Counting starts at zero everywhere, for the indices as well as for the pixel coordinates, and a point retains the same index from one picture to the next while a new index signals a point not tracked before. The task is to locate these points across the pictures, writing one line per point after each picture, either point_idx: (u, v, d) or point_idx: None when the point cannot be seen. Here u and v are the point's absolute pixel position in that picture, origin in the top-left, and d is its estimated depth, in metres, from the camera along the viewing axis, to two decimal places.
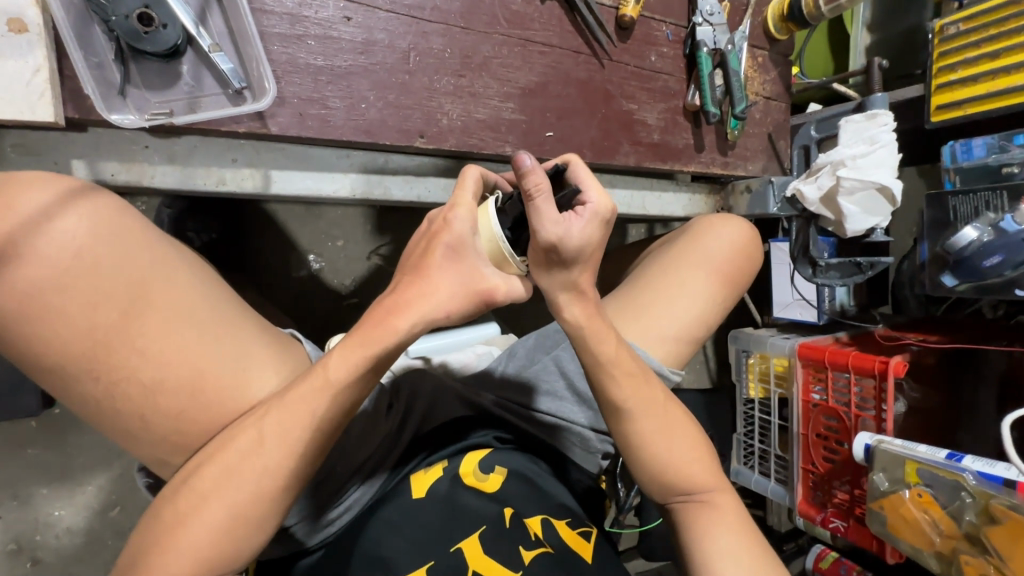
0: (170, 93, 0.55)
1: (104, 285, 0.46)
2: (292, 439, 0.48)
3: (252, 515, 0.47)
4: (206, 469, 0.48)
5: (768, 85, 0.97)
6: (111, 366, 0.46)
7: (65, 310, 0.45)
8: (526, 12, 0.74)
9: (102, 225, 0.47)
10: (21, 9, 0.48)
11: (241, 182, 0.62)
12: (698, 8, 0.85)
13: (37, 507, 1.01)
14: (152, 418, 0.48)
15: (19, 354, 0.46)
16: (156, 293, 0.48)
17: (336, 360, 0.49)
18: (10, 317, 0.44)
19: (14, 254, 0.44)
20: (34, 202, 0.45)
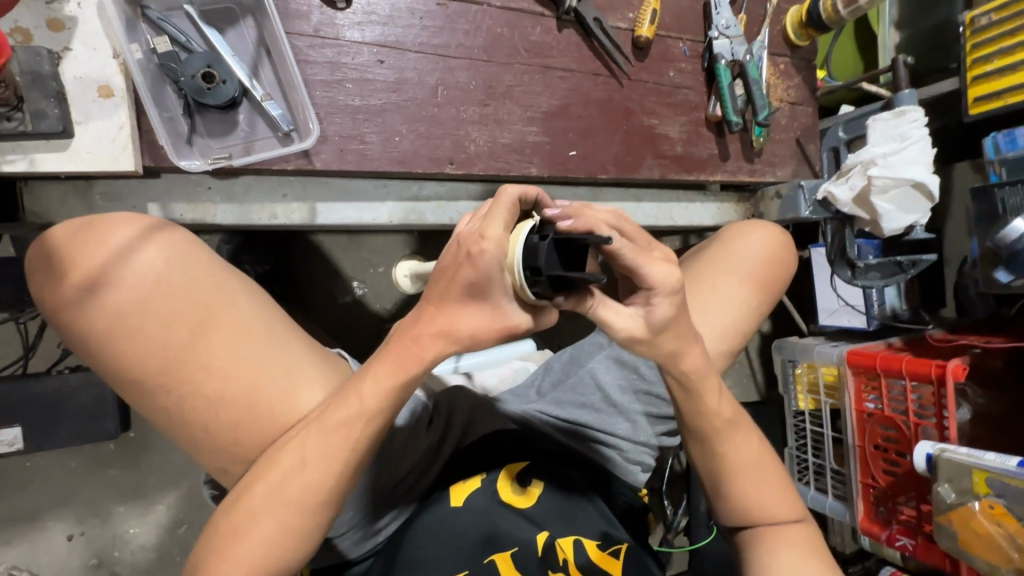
0: (229, 140, 0.62)
1: (174, 308, 0.52)
2: (335, 457, 0.51)
3: (300, 529, 0.51)
4: (256, 486, 0.51)
5: (792, 91, 0.98)
6: (183, 382, 0.52)
7: (143, 330, 0.51)
8: (545, 42, 0.79)
9: (175, 257, 0.54)
10: (107, 77, 0.55)
11: (290, 216, 0.68)
12: (714, 22, 0.87)
13: (115, 524, 1.10)
14: (215, 430, 0.54)
15: (108, 371, 0.52)
16: (220, 315, 0.54)
17: (371, 387, 0.51)
18: (102, 338, 0.51)
19: (107, 282, 0.51)
20: (121, 240, 0.53)
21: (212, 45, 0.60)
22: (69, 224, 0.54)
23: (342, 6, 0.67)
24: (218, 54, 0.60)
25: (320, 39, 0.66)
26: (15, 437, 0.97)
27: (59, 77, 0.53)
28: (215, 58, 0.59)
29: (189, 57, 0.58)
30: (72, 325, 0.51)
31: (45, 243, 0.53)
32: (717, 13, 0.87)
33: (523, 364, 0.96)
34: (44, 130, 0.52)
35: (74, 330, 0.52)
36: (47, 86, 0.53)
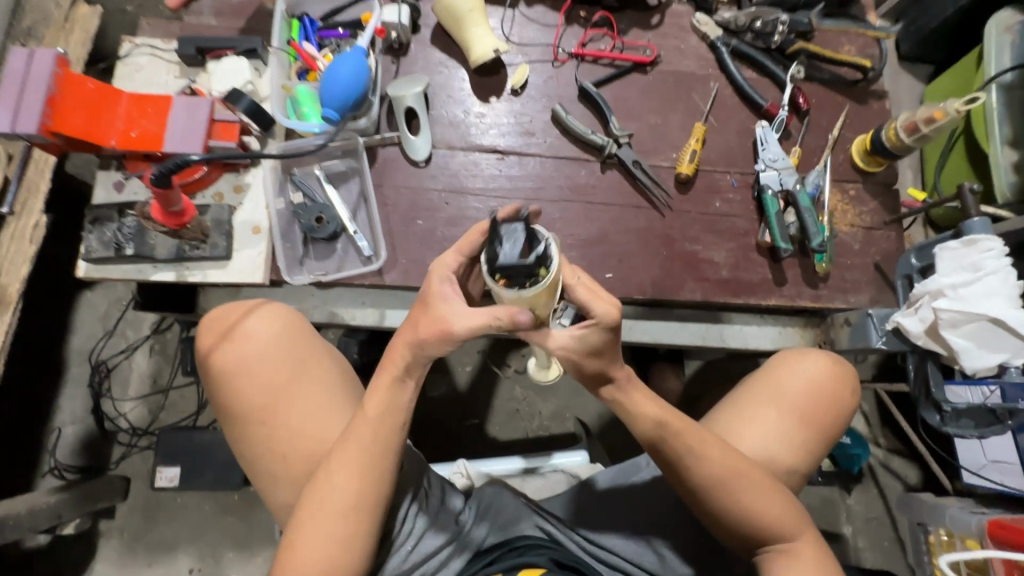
0: (328, 261, 0.84)
1: (274, 363, 0.76)
2: (363, 470, 0.69)
3: (338, 533, 0.68)
4: (314, 491, 0.70)
5: (866, 216, 0.94)
6: (273, 417, 0.75)
7: (253, 376, 0.76)
8: (588, 182, 0.92)
9: (277, 325, 0.78)
10: (259, 221, 0.82)
11: (366, 318, 0.87)
12: (760, 156, 0.92)
13: (225, 567, 1.31)
14: (288, 457, 0.74)
15: (225, 407, 0.76)
16: (303, 369, 0.77)
17: (374, 400, 0.69)
18: (226, 382, 0.76)
19: (235, 344, 0.77)
20: (251, 319, 0.78)
21: (328, 198, 0.85)
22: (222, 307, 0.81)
23: (422, 164, 0.89)
24: (330, 204, 0.84)
25: (403, 188, 0.88)
26: (174, 476, 1.29)
27: (231, 221, 0.81)
28: (326, 207, 0.83)
29: (311, 206, 0.83)
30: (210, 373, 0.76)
31: (209, 322, 0.80)
32: (763, 149, 0.92)
33: (567, 477, 0.99)
34: (215, 255, 0.79)
35: (212, 377, 0.77)
36: (223, 228, 0.80)
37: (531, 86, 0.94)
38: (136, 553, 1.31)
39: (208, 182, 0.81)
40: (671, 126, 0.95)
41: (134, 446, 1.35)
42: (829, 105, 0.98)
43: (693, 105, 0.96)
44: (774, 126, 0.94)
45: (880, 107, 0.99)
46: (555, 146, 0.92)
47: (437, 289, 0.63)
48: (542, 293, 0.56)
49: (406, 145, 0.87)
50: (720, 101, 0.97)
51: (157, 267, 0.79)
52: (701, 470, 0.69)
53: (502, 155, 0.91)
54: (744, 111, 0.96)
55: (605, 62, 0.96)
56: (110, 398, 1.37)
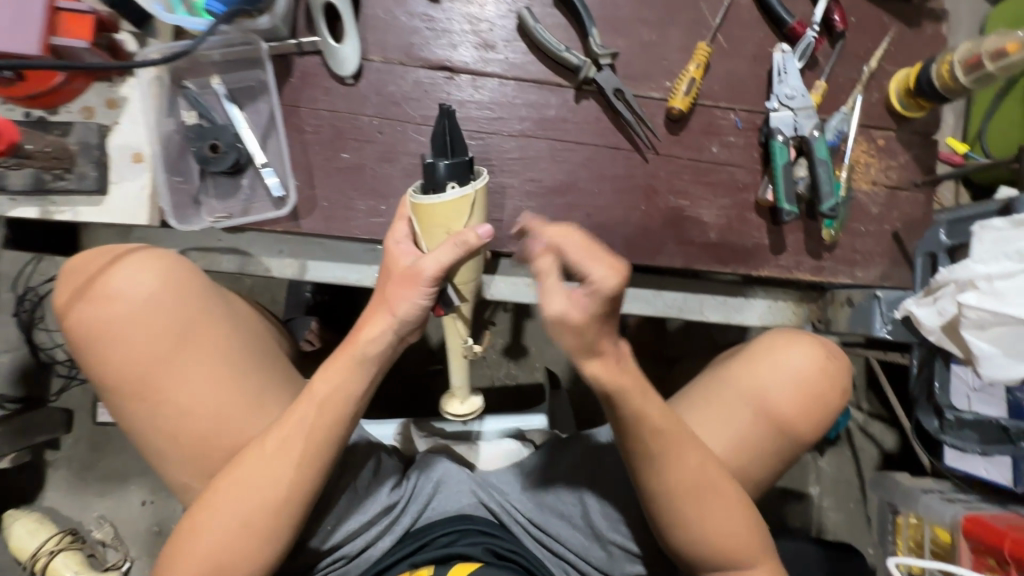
0: (232, 200, 0.69)
1: (158, 326, 0.56)
2: (293, 463, 0.56)
3: (258, 527, 0.55)
4: (221, 486, 0.56)
5: (893, 173, 0.78)
6: (156, 391, 0.57)
7: (126, 340, 0.56)
8: (558, 114, 0.74)
9: (159, 272, 0.57)
10: (141, 146, 0.66)
11: (283, 270, 0.73)
12: (774, 91, 0.74)
13: (178, 501, 1.30)
14: (183, 439, 0.58)
15: (93, 376, 0.57)
16: (199, 333, 0.58)
17: (324, 381, 0.56)
18: (93, 348, 0.56)
19: (103, 297, 0.56)
20: (121, 270, 0.57)
21: (229, 120, 0.68)
22: (86, 249, 0.59)
23: (351, 81, 0.71)
24: (230, 128, 0.68)
25: (325, 112, 0.70)
26: None
27: (103, 145, 0.65)
28: (224, 131, 0.67)
29: (204, 130, 0.66)
30: (71, 334, 0.56)
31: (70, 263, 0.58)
32: (780, 81, 0.74)
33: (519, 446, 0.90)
34: (83, 189, 0.64)
35: (74, 338, 0.57)
36: (92, 154, 0.65)
37: None
38: (86, 484, 1.29)
39: (71, 93, 0.64)
40: (668, 44, 0.75)
41: (74, 378, 1.27)
42: (870, 27, 0.77)
43: (699, 18, 0.76)
44: (797, 52, 0.74)
45: (934, 32, 0.79)
46: (520, 65, 0.74)
47: (392, 251, 0.57)
48: (429, 209, 0.54)
49: (330, 55, 0.69)
50: (734, 14, 0.76)
51: (16, 200, 0.64)
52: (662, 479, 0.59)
53: (452, 74, 0.73)
54: (763, 29, 0.76)
55: None
56: (45, 326, 1.27)
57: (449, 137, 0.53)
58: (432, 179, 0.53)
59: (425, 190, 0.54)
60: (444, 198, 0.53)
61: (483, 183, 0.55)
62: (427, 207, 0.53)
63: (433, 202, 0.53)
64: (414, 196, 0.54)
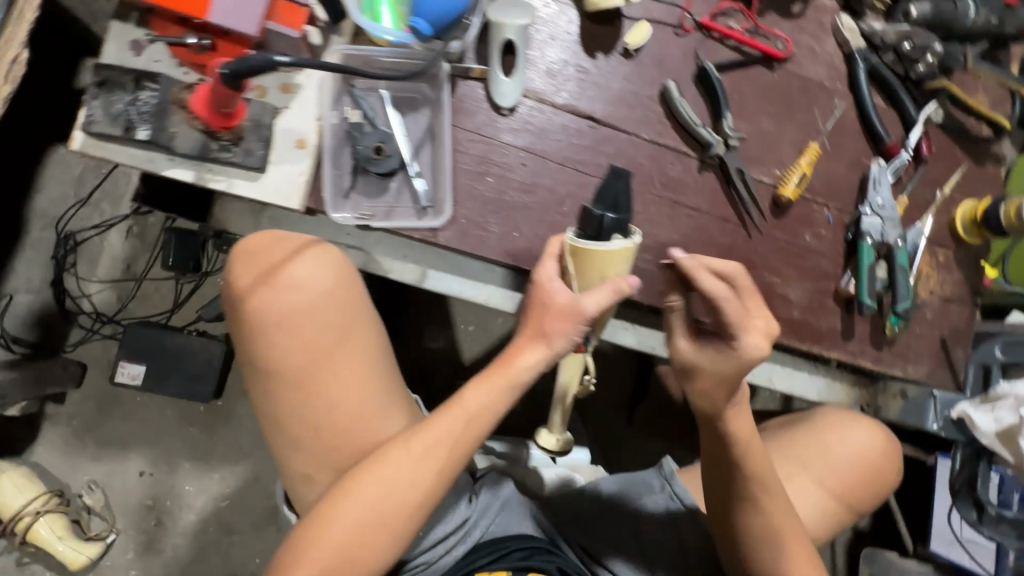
0: (378, 200, 0.72)
1: (327, 322, 0.62)
2: (432, 467, 0.59)
3: (389, 523, 0.57)
4: (359, 481, 0.57)
5: (947, 286, 0.88)
6: (312, 379, 0.61)
7: (297, 329, 0.61)
8: (681, 179, 0.81)
9: (334, 270, 0.63)
10: (307, 134, 0.68)
11: (404, 274, 0.75)
12: (868, 198, 0.83)
13: (178, 477, 1.25)
14: (323, 428, 0.62)
15: (253, 358, 0.62)
16: (357, 332, 0.64)
17: (472, 394, 0.61)
18: (262, 331, 0.61)
19: (282, 285, 0.61)
20: (297, 263, 0.62)
21: (391, 127, 0.71)
22: (260, 234, 0.63)
23: (505, 112, 0.75)
24: (392, 134, 0.71)
25: (477, 136, 0.74)
26: (138, 374, 1.19)
27: (272, 126, 0.67)
28: (389, 136, 0.70)
29: (370, 131, 0.69)
30: (245, 315, 0.61)
31: (249, 248, 0.63)
32: (875, 190, 0.83)
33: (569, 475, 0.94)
34: (247, 164, 0.65)
35: (246, 320, 0.61)
36: (262, 132, 0.66)
37: (647, 50, 0.80)
38: (83, 445, 1.23)
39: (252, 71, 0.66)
40: (783, 137, 0.84)
41: (95, 332, 1.22)
42: (947, 157, 0.89)
43: (811, 121, 0.85)
44: (891, 168, 0.84)
45: (995, 172, 0.91)
46: (655, 129, 0.80)
47: (544, 286, 0.60)
48: (589, 254, 0.58)
49: (494, 86, 0.74)
50: (840, 123, 0.86)
51: (173, 161, 0.65)
52: (742, 520, 0.69)
53: (595, 125, 0.79)
54: (862, 141, 0.86)
55: (732, 44, 0.83)
56: (75, 274, 1.22)
57: (617, 188, 0.56)
58: (596, 229, 0.57)
59: (585, 235, 0.58)
60: (611, 247, 0.57)
61: (637, 237, 0.59)
62: (589, 254, 0.58)
63: (600, 249, 0.57)
64: (577, 240, 0.58)
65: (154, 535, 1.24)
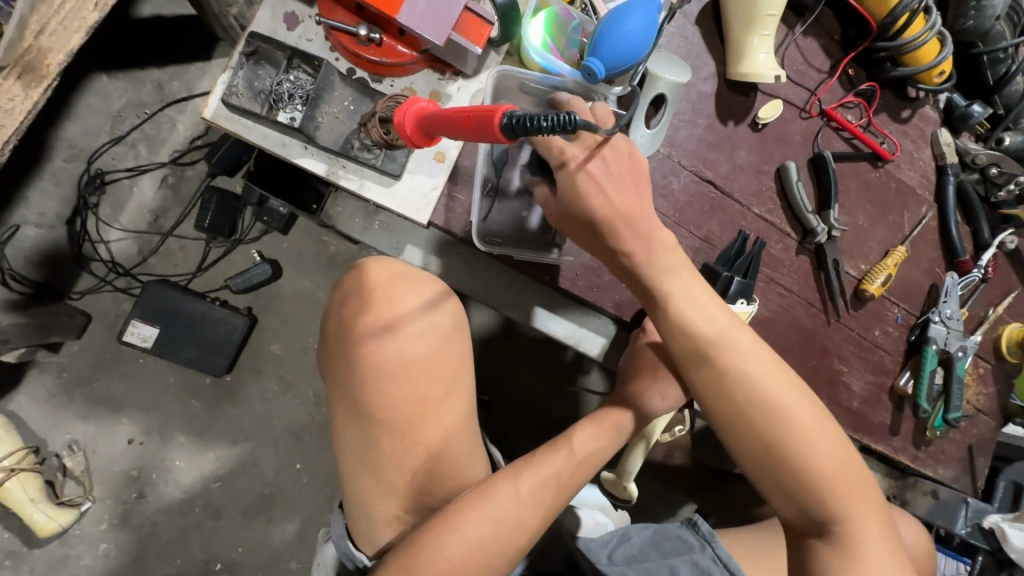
0: (507, 228, 0.70)
1: (440, 367, 0.59)
2: (539, 503, 0.57)
3: (495, 555, 0.54)
4: (466, 516, 0.54)
5: (982, 398, 0.95)
6: (416, 427, 0.58)
7: (409, 377, 0.58)
8: (779, 258, 0.82)
9: (453, 312, 0.60)
10: (447, 148, 0.64)
11: (504, 304, 0.76)
12: (939, 307, 0.87)
13: (169, 450, 1.16)
14: (419, 476, 0.59)
15: (359, 400, 0.58)
16: (464, 381, 0.61)
17: (581, 437, 0.62)
18: (375, 372, 0.58)
19: (400, 328, 0.58)
20: (419, 296, 0.59)
21: None
22: (383, 262, 0.59)
23: None
24: None
25: None
26: (150, 336, 1.11)
27: None
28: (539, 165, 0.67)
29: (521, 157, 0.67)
30: (359, 353, 0.58)
31: (366, 274, 0.59)
32: (945, 301, 0.87)
33: (604, 520, 0.91)
34: (385, 169, 0.61)
35: (359, 358, 0.58)
36: None
37: (771, 126, 0.82)
38: (71, 400, 1.12)
39: (406, 72, 0.63)
40: (872, 234, 0.87)
41: (109, 283, 1.13)
42: (1004, 280, 0.95)
43: (900, 223, 0.89)
44: (961, 282, 0.89)
45: None
46: (766, 204, 0.81)
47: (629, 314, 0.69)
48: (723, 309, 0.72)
49: (632, 135, 0.73)
50: (923, 230, 0.90)
51: (307, 150, 0.61)
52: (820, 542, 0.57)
53: (713, 190, 0.79)
54: (938, 251, 0.91)
55: (846, 136, 0.85)
56: (95, 216, 1.12)
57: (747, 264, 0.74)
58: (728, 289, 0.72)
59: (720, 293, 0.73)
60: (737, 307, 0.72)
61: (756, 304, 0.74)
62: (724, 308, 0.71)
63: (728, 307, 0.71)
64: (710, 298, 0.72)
65: (133, 508, 1.15)
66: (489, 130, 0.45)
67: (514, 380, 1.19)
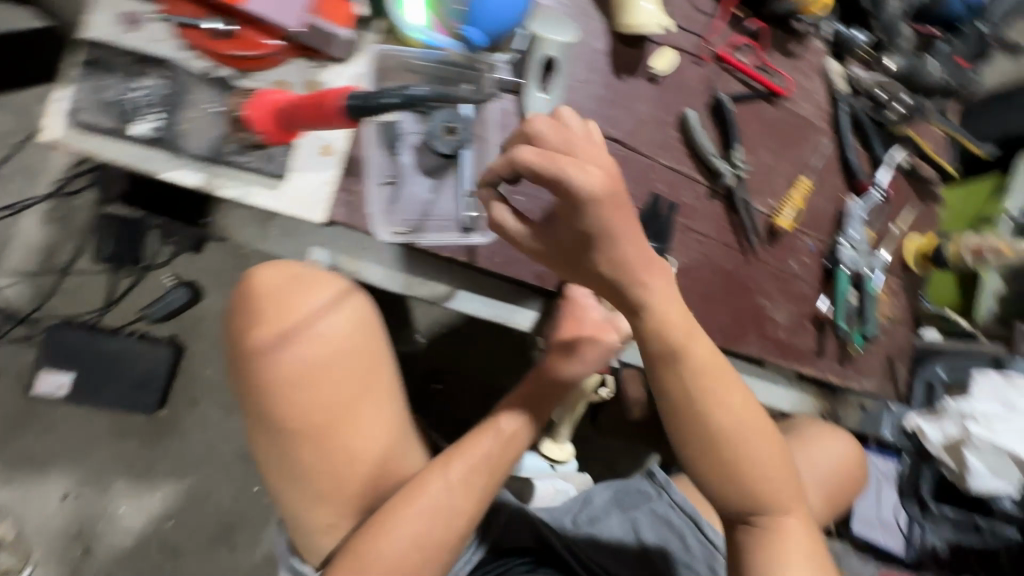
0: (414, 215, 0.65)
1: (355, 368, 0.58)
2: (474, 486, 0.59)
3: (434, 543, 0.56)
4: (402, 512, 0.56)
5: (896, 310, 1.01)
6: (336, 432, 0.57)
7: (321, 382, 0.56)
8: (693, 206, 0.84)
9: (359, 312, 0.59)
10: (333, 139, 0.62)
11: (425, 290, 0.69)
12: (846, 232, 0.92)
13: (110, 498, 1.09)
14: (345, 480, 0.58)
15: (269, 414, 0.56)
16: (381, 377, 0.60)
17: (508, 413, 0.64)
18: (282, 384, 0.55)
19: (305, 334, 0.56)
20: (318, 301, 0.57)
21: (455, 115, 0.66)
22: (271, 265, 0.57)
23: None
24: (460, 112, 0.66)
25: None
26: (66, 383, 1.04)
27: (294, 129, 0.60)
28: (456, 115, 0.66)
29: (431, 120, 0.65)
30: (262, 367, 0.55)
31: (258, 286, 0.57)
32: (850, 226, 0.93)
33: (564, 486, 0.92)
34: (267, 171, 0.59)
35: (263, 371, 0.55)
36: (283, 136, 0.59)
37: (668, 77, 0.82)
38: None
39: (275, 63, 0.59)
40: (779, 171, 0.90)
41: (6, 333, 1.04)
42: (903, 196, 1.01)
43: (802, 156, 0.92)
44: (864, 204, 0.94)
45: (935, 211, 1.05)
46: (673, 155, 0.82)
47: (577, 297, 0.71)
48: None
49: (529, 100, 0.71)
50: (824, 160, 0.94)
51: (177, 161, 0.57)
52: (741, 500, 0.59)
53: (620, 148, 0.79)
54: (840, 178, 0.95)
55: (741, 77, 0.87)
56: None
57: None
58: None
59: None
60: None
61: None
62: None
63: None
64: None
65: (81, 565, 1.08)
66: (343, 117, 0.51)
67: (463, 365, 1.18)
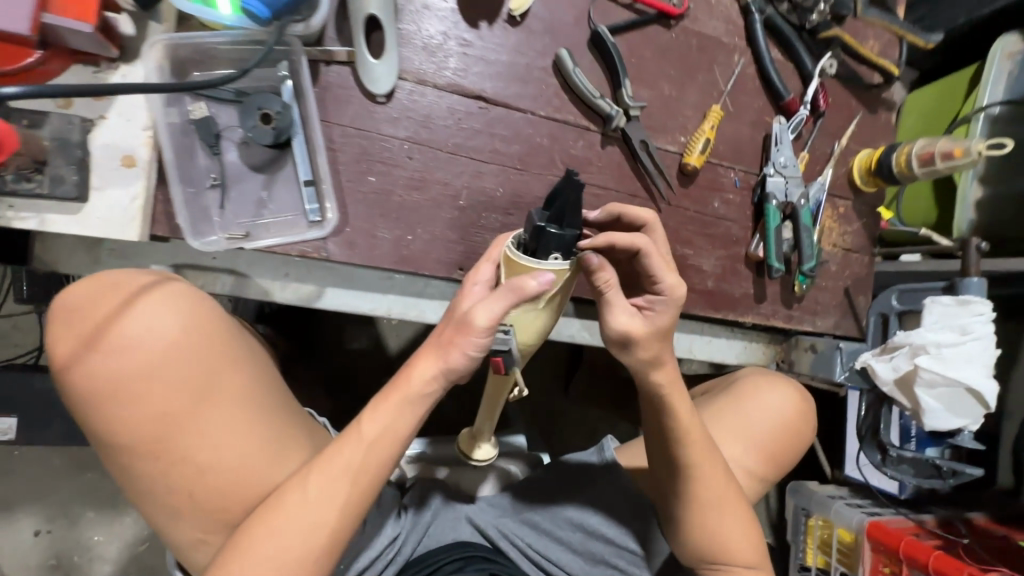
0: (246, 213, 0.63)
1: (182, 378, 0.54)
2: (333, 499, 0.54)
3: (296, 558, 0.53)
4: (256, 529, 0.53)
5: (849, 237, 0.90)
6: (174, 448, 0.54)
7: (141, 398, 0.52)
8: (584, 156, 0.75)
9: (179, 321, 0.54)
10: (134, 148, 0.57)
11: (286, 294, 0.66)
12: (772, 158, 0.82)
13: (81, 529, 1.12)
14: (200, 493, 0.56)
15: (99, 435, 0.53)
16: (218, 385, 0.56)
17: (371, 416, 0.55)
18: (101, 404, 0.52)
19: (116, 350, 0.52)
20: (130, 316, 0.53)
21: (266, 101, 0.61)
22: (81, 283, 0.55)
23: (382, 100, 0.66)
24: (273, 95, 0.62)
25: (352, 130, 0.65)
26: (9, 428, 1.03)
27: (86, 145, 0.56)
28: (269, 99, 0.61)
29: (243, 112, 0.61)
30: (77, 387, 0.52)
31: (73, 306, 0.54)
32: (777, 150, 0.82)
33: None
34: (60, 196, 0.54)
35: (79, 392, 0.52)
36: (72, 153, 0.55)
37: (534, 16, 0.73)
38: None
39: (45, 74, 0.54)
40: (685, 102, 0.80)
41: None
42: (844, 108, 0.89)
43: (712, 81, 0.81)
44: (791, 125, 0.83)
45: (886, 118, 0.92)
46: (551, 103, 0.74)
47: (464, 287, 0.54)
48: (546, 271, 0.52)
49: (363, 69, 0.64)
50: (740, 81, 0.83)
51: None
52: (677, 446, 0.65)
53: (486, 105, 0.71)
54: (763, 99, 0.84)
55: (624, 2, 0.77)
56: None
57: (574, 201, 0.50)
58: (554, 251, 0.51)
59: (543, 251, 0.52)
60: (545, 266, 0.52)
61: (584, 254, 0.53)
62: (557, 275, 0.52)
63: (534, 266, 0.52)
64: (513, 247, 0.53)
65: None
66: None
67: None
